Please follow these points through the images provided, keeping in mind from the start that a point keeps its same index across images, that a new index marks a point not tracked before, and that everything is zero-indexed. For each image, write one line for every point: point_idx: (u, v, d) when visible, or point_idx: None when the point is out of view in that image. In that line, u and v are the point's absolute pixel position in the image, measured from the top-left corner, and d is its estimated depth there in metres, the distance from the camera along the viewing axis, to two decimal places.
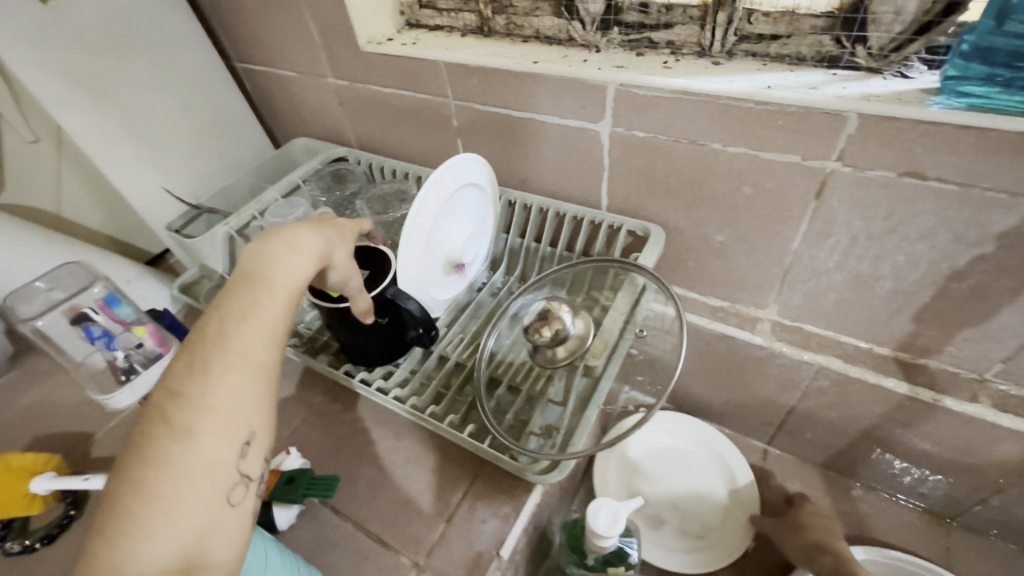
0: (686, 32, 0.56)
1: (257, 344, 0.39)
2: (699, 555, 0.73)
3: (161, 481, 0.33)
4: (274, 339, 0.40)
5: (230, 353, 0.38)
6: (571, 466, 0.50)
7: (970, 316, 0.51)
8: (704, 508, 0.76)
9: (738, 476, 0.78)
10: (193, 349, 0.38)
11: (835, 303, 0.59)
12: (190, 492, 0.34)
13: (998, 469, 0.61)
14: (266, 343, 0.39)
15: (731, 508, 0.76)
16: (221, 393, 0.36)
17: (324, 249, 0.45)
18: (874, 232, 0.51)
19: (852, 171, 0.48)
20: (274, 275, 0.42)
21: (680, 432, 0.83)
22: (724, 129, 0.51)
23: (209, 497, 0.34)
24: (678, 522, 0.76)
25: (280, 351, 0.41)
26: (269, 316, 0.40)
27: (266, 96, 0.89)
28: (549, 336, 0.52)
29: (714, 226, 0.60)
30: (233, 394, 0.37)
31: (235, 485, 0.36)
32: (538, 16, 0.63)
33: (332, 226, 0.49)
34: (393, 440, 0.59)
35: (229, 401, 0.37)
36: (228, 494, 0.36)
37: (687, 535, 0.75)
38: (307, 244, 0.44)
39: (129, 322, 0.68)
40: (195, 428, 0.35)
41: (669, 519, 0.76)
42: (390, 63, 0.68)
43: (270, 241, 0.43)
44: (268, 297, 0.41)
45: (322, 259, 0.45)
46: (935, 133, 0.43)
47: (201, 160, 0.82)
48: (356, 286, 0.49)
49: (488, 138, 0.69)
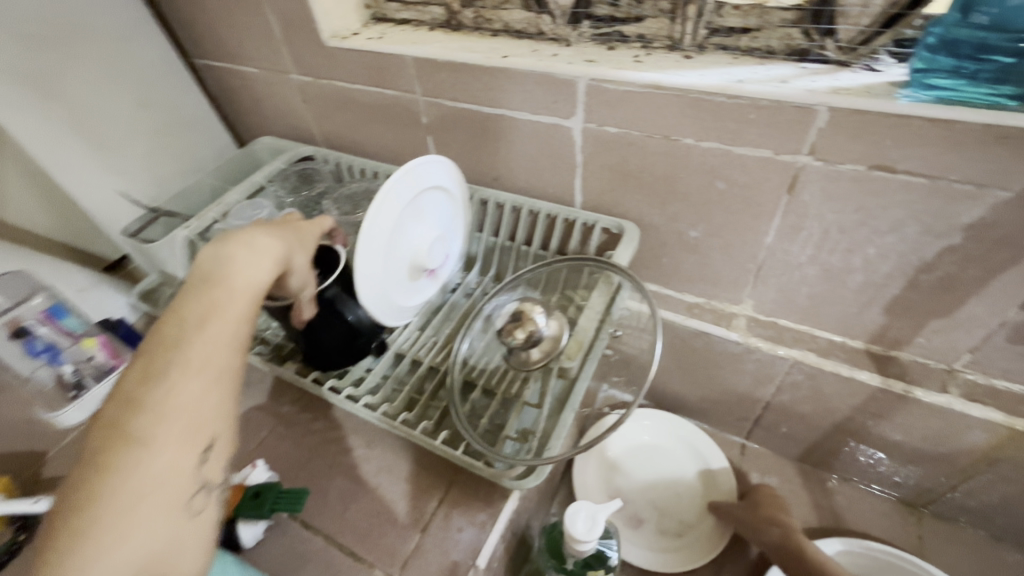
0: (656, 25, 0.56)
1: (219, 351, 0.38)
2: (677, 551, 0.74)
3: (117, 497, 0.32)
4: (236, 345, 0.39)
5: (192, 361, 0.36)
6: (547, 470, 0.49)
7: (940, 307, 0.52)
8: (682, 503, 0.77)
9: (715, 470, 0.78)
10: (148, 356, 0.36)
11: (808, 298, 0.59)
12: (149, 507, 0.33)
13: (967, 457, 0.62)
14: (229, 350, 0.38)
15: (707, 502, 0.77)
16: (184, 403, 0.35)
17: (286, 252, 0.43)
18: (846, 226, 0.51)
19: (823, 165, 0.48)
20: (236, 278, 0.39)
21: (658, 427, 0.82)
22: (696, 123, 0.51)
23: (169, 511, 0.34)
24: (657, 519, 0.76)
25: (242, 356, 0.40)
26: (231, 321, 0.39)
27: (228, 93, 0.85)
28: (523, 338, 0.50)
29: (688, 222, 0.59)
30: (195, 404, 0.36)
31: (197, 491, 0.36)
32: (506, 10, 0.61)
33: (295, 228, 0.46)
34: (365, 448, 0.57)
35: (188, 413, 0.35)
36: (189, 504, 0.36)
37: (666, 531, 0.75)
38: (269, 246, 0.41)
39: (77, 334, 0.65)
40: (155, 440, 0.34)
41: (648, 517, 0.76)
42: (355, 58, 0.66)
43: (229, 241, 0.40)
44: (228, 303, 0.39)
45: (283, 262, 0.43)
46: (904, 125, 0.43)
47: (157, 160, 0.78)
48: (309, 296, 0.48)
49: (459, 135, 0.68)
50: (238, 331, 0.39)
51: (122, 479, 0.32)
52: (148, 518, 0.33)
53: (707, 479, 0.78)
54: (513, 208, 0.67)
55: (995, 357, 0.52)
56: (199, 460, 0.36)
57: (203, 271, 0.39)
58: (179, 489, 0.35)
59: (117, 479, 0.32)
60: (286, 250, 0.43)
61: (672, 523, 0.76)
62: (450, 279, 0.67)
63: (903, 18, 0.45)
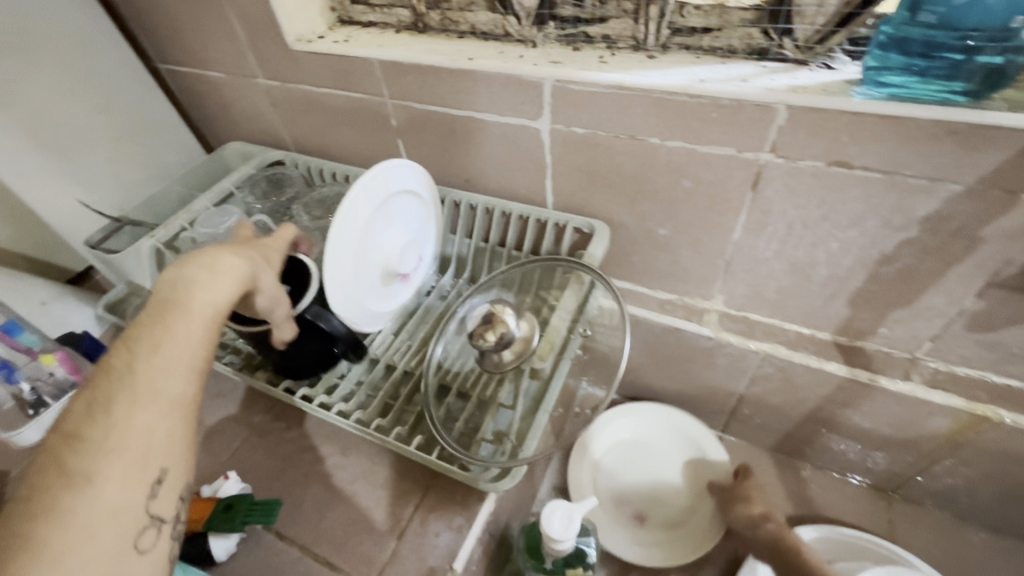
0: (621, 26, 0.56)
1: (171, 378, 0.37)
2: (678, 542, 0.73)
3: (53, 534, 0.31)
4: (190, 371, 0.38)
5: (140, 389, 0.36)
6: (522, 471, 0.50)
7: (901, 298, 0.53)
8: (676, 494, 0.77)
9: (705, 456, 0.78)
10: (97, 386, 0.36)
11: (776, 292, 0.60)
12: (89, 544, 0.32)
13: (932, 443, 0.64)
14: (181, 376, 0.38)
15: (701, 490, 0.76)
16: (129, 433, 0.34)
17: (248, 271, 0.43)
18: (808, 221, 0.52)
19: (784, 162, 0.49)
20: (192, 301, 0.40)
21: (639, 422, 0.82)
22: (660, 123, 0.51)
23: (112, 548, 0.32)
24: (654, 510, 0.76)
25: (198, 381, 0.39)
26: (187, 345, 0.39)
27: (194, 98, 0.83)
28: (493, 340, 0.50)
29: (657, 220, 0.60)
30: (142, 434, 0.35)
31: (145, 527, 0.35)
32: (472, 11, 0.61)
33: (261, 247, 0.47)
34: (340, 456, 0.57)
35: (137, 442, 0.35)
36: (136, 541, 0.34)
37: (664, 523, 0.75)
38: (230, 267, 0.42)
39: (34, 351, 0.64)
40: (97, 473, 0.33)
41: (645, 511, 0.76)
42: (322, 61, 0.65)
43: (188, 265, 0.41)
44: (186, 328, 0.39)
45: (248, 281, 0.43)
46: (859, 121, 0.44)
47: (121, 169, 0.76)
48: (283, 313, 0.47)
49: (429, 138, 0.67)
50: (195, 357, 0.39)
51: (64, 517, 0.31)
52: (90, 558, 0.31)
53: (699, 466, 0.78)
54: (485, 209, 0.67)
55: (954, 344, 0.54)
56: (149, 493, 0.35)
57: (164, 294, 0.40)
58: (127, 525, 0.34)
59: (57, 516, 0.31)
60: (252, 268, 0.44)
61: (669, 515, 0.75)
62: (424, 282, 0.67)
63: (857, 17, 0.46)
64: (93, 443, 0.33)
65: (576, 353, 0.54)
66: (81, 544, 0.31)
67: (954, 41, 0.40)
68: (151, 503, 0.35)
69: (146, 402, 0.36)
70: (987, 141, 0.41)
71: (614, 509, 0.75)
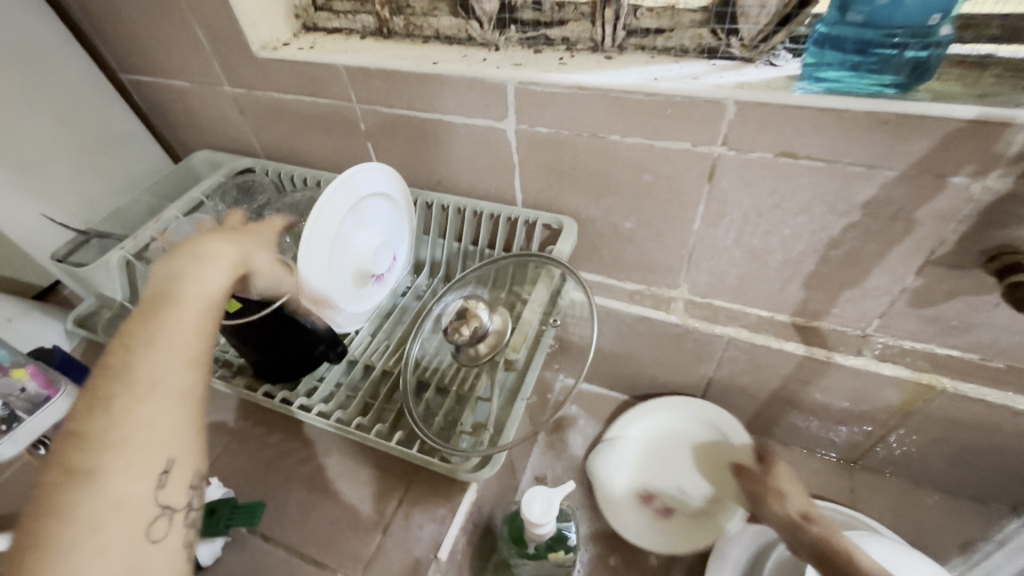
0: (579, 28, 0.58)
1: (170, 370, 0.40)
2: (708, 532, 0.71)
3: (64, 527, 0.34)
4: (188, 364, 0.41)
5: (137, 382, 0.38)
6: (502, 460, 0.51)
7: (850, 278, 0.57)
8: (699, 483, 0.75)
9: (724, 441, 0.76)
10: (96, 389, 0.38)
11: (737, 278, 0.63)
12: (101, 537, 0.34)
13: (887, 414, 0.68)
14: (179, 368, 0.40)
15: (724, 475, 0.75)
16: (131, 427, 0.37)
17: (236, 258, 0.47)
18: (762, 209, 0.55)
19: (736, 155, 0.52)
20: (184, 292, 0.43)
21: (652, 417, 0.79)
22: (619, 121, 0.54)
23: (126, 536, 0.35)
24: (679, 501, 0.74)
25: (197, 374, 0.41)
26: (182, 338, 0.41)
27: (159, 108, 0.83)
28: (468, 334, 0.52)
29: (622, 214, 0.63)
30: (145, 426, 0.38)
31: (155, 518, 0.37)
32: (435, 17, 0.63)
33: (251, 235, 0.51)
34: (322, 457, 0.58)
35: (146, 429, 0.38)
36: (148, 532, 0.37)
37: (691, 513, 0.73)
38: (221, 255, 0.46)
39: (4, 364, 0.59)
40: (100, 471, 0.35)
41: (670, 503, 0.74)
42: (288, 68, 0.66)
43: (180, 259, 0.45)
44: (178, 319, 0.42)
45: (236, 265, 0.47)
46: (802, 114, 0.47)
47: (87, 181, 0.76)
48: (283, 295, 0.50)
49: (398, 141, 0.68)
50: (189, 349, 0.41)
51: (73, 508, 0.34)
52: (106, 544, 0.34)
53: (719, 452, 0.76)
54: (457, 209, 0.69)
55: (900, 320, 0.58)
56: (156, 484, 0.38)
57: (158, 287, 0.43)
58: (141, 510, 0.37)
59: (65, 515, 0.34)
60: (240, 255, 0.48)
61: (695, 504, 0.74)
62: (400, 282, 0.68)
63: (796, 16, 0.49)
64: (95, 442, 0.36)
65: (548, 344, 0.56)
66: (93, 534, 0.34)
67: (884, 37, 0.44)
68: (158, 492, 0.38)
69: (143, 397, 0.38)
70: (915, 130, 0.44)
71: (640, 507, 0.74)
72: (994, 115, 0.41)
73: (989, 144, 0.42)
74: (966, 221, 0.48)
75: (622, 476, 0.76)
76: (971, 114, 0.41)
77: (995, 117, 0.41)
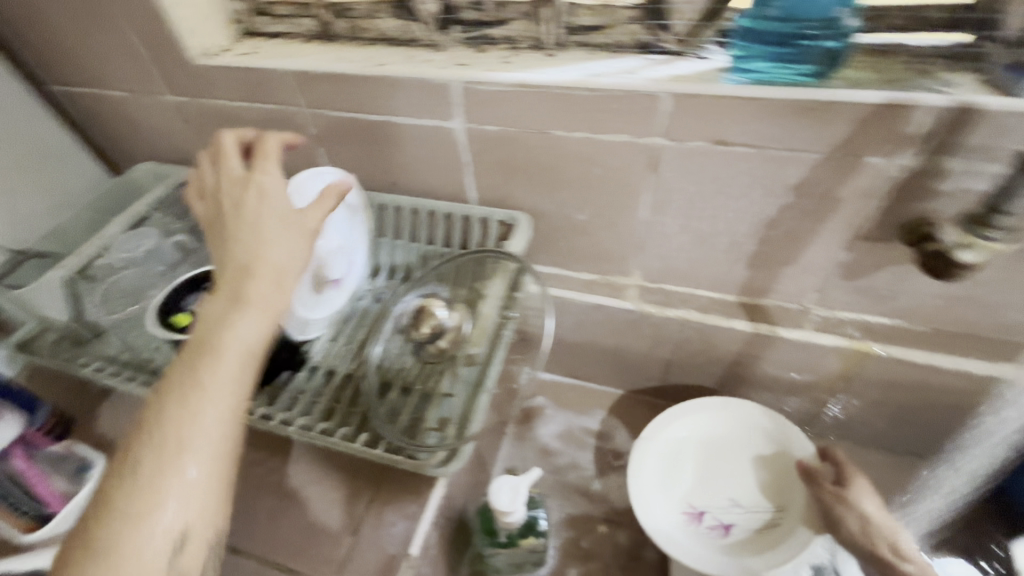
0: (521, 27, 0.60)
1: (203, 431, 0.40)
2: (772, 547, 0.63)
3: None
4: (223, 421, 0.41)
5: (166, 442, 0.39)
6: (468, 452, 0.52)
7: (788, 256, 0.60)
8: (756, 494, 0.67)
9: (781, 449, 0.69)
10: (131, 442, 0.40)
11: (686, 263, 0.66)
12: None
13: (831, 382, 0.72)
14: (213, 429, 0.40)
15: (784, 482, 0.68)
16: (152, 486, 0.38)
17: (280, 305, 0.46)
18: (703, 195, 0.58)
19: (675, 144, 0.54)
20: (224, 343, 0.43)
21: (699, 421, 0.72)
22: (564, 116, 0.55)
23: None
24: (735, 515, 0.66)
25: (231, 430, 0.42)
26: (224, 383, 0.42)
27: (95, 120, 0.79)
28: (427, 332, 0.56)
29: (573, 206, 0.64)
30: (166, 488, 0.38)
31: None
32: (379, 19, 0.63)
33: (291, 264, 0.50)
34: (288, 465, 0.57)
35: (165, 491, 0.39)
36: None
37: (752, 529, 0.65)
38: (265, 302, 0.45)
39: None
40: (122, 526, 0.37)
41: (725, 517, 0.66)
42: (230, 74, 0.65)
43: (219, 305, 0.45)
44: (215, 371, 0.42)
45: (276, 313, 0.46)
46: (732, 104, 0.50)
47: (19, 199, 0.72)
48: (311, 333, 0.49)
49: (349, 144, 0.68)
50: (225, 408, 0.41)
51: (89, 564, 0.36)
52: None
53: (772, 457, 0.69)
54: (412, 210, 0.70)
55: (836, 292, 0.61)
56: (172, 549, 0.38)
57: (200, 338, 0.44)
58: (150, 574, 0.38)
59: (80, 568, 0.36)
60: (281, 304, 0.47)
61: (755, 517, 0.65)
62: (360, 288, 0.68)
63: (717, 10, 0.53)
64: (115, 499, 0.38)
65: (509, 337, 0.57)
66: None
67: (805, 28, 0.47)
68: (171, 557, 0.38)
69: (170, 463, 0.39)
70: (833, 115, 0.47)
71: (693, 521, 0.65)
72: (899, 99, 0.45)
73: (897, 125, 0.46)
74: (885, 196, 0.51)
75: (669, 489, 0.67)
76: (878, 99, 0.45)
77: (900, 101, 0.45)
